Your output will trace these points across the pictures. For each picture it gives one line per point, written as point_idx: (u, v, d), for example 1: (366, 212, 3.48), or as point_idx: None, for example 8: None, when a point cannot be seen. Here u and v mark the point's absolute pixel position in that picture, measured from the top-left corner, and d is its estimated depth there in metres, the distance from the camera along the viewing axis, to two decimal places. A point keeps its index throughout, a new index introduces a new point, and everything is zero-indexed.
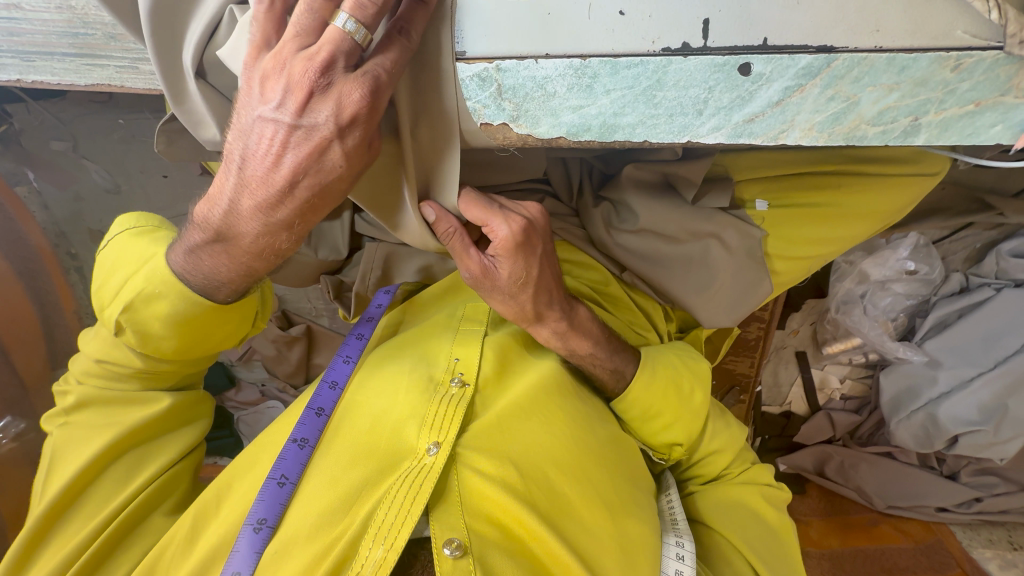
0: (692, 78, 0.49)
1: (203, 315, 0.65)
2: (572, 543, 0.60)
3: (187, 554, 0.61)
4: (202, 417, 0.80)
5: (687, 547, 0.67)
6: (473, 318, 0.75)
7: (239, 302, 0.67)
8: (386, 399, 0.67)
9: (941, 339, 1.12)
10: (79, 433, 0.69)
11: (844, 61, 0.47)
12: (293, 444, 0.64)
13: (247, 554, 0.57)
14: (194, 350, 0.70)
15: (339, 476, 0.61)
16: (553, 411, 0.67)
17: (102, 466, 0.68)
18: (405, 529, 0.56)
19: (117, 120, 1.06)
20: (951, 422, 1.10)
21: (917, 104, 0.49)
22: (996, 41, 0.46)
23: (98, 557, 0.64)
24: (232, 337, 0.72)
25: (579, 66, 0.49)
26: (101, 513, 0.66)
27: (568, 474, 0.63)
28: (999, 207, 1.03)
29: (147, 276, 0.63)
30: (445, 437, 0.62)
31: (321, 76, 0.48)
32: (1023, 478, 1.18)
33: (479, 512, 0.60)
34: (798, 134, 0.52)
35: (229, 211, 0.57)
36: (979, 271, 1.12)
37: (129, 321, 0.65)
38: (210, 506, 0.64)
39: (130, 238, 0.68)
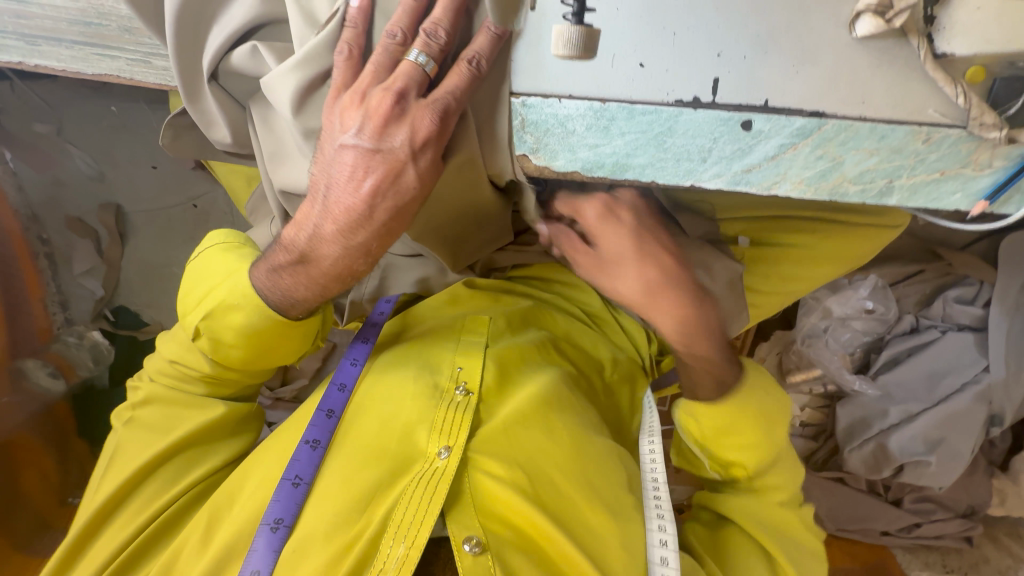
0: (700, 129, 0.53)
1: (270, 329, 0.70)
2: (582, 543, 0.63)
3: (206, 547, 0.64)
4: (251, 429, 0.81)
5: (669, 532, 0.68)
6: (474, 329, 0.80)
7: (307, 319, 0.71)
8: (393, 404, 0.70)
9: (892, 374, 1.21)
10: (142, 430, 0.73)
11: (833, 125, 0.52)
12: (306, 445, 0.68)
13: (265, 553, 0.61)
14: (256, 362, 0.74)
15: (352, 477, 0.64)
16: (553, 419, 0.71)
17: (155, 466, 0.71)
18: (423, 529, 0.60)
19: (109, 108, 1.09)
20: (900, 453, 1.17)
21: (892, 168, 0.56)
22: (959, 122, 0.52)
23: (137, 555, 0.66)
24: (292, 354, 0.75)
25: (599, 109, 0.53)
26: (146, 513, 0.68)
27: (572, 476, 0.67)
28: (948, 258, 1.19)
29: (230, 288, 0.69)
30: (454, 441, 0.66)
31: (396, 104, 0.56)
32: (957, 506, 1.28)
33: (491, 513, 0.64)
34: (789, 186, 0.57)
35: (317, 237, 0.64)
36: (928, 313, 1.22)
37: (207, 328, 0.71)
38: (224, 507, 0.67)
39: (214, 253, 0.75)
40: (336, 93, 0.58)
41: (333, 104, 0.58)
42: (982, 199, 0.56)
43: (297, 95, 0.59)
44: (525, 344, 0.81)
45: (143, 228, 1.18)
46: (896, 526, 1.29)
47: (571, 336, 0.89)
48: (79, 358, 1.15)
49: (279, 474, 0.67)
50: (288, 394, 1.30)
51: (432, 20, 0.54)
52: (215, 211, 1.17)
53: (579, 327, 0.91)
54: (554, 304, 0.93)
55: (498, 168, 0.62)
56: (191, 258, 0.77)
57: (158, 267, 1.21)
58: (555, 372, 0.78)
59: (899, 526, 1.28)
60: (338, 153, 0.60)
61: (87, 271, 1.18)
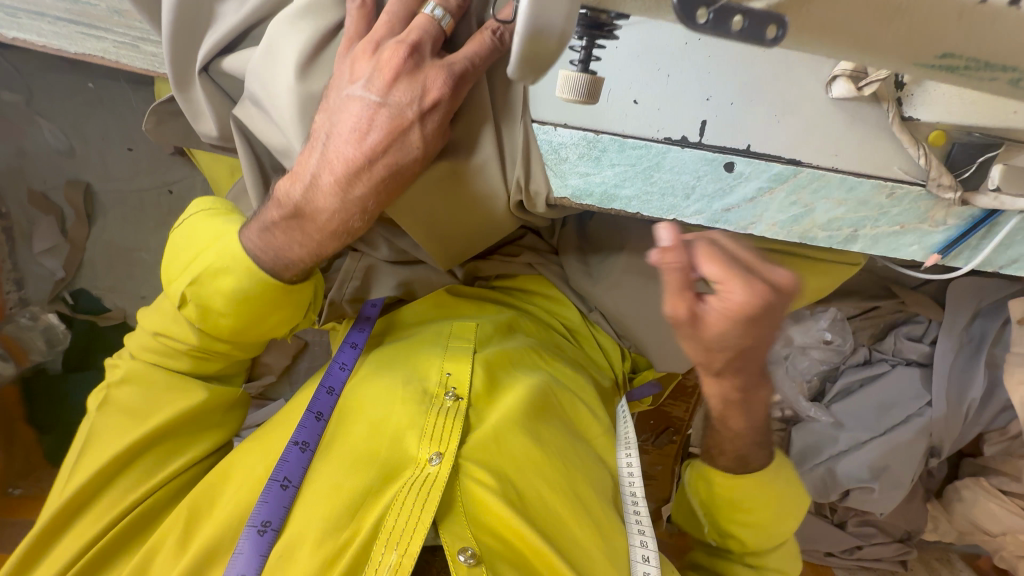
0: (686, 166, 0.56)
1: (257, 294, 0.65)
2: (569, 556, 0.65)
3: (182, 555, 0.62)
4: (227, 423, 0.78)
5: (651, 548, 0.71)
6: (461, 336, 0.81)
7: (301, 285, 0.68)
8: (383, 409, 0.71)
9: (845, 404, 1.28)
10: (116, 417, 0.69)
11: (808, 173, 0.56)
12: (294, 447, 0.69)
13: (252, 556, 0.60)
14: (245, 333, 0.69)
15: (342, 482, 0.64)
16: (541, 428, 0.73)
17: (126, 460, 0.68)
18: (416, 536, 0.60)
19: (86, 83, 1.05)
20: (846, 478, 1.24)
21: (858, 219, 0.59)
22: (920, 180, 0.56)
23: (103, 555, 0.63)
24: (283, 325, 0.70)
25: (591, 139, 0.55)
26: (114, 509, 0.65)
27: (558, 487, 0.69)
28: (901, 296, 1.24)
29: (219, 252, 0.64)
30: (446, 448, 0.67)
31: (410, 58, 0.56)
32: (894, 530, 1.35)
33: (483, 523, 0.64)
34: (763, 227, 0.60)
35: (313, 193, 0.61)
36: (880, 347, 1.30)
37: (194, 294, 0.66)
38: (201, 506, 0.66)
39: (203, 220, 0.69)
40: (348, 45, 0.59)
41: (344, 58, 0.58)
42: (937, 251, 0.61)
43: (304, 53, 0.59)
44: (512, 350, 0.83)
45: (112, 209, 1.13)
46: (840, 548, 1.36)
47: (552, 345, 0.92)
48: (31, 340, 1.11)
49: (266, 475, 0.67)
50: (255, 390, 1.28)
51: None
52: (191, 198, 1.14)
53: (557, 338, 0.94)
54: (535, 316, 0.95)
55: (504, 139, 0.63)
56: (175, 226, 0.72)
57: (125, 250, 1.16)
58: (540, 377, 0.80)
59: (843, 548, 1.35)
60: (344, 102, 0.58)
61: (48, 250, 1.13)
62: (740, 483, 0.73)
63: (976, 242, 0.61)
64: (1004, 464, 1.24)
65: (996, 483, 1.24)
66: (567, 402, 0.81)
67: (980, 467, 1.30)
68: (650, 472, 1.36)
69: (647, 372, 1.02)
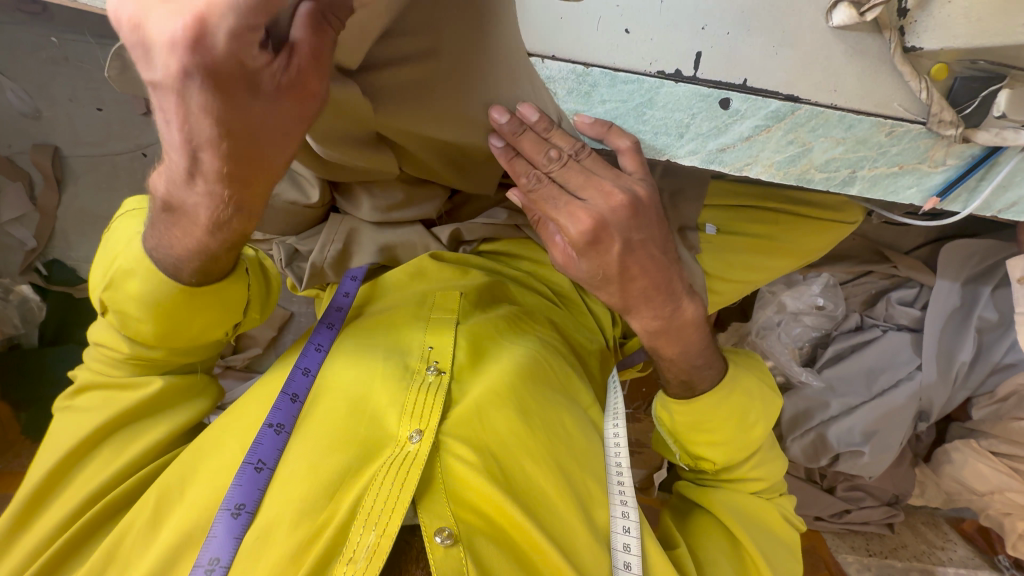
0: (679, 103, 0.54)
1: (175, 300, 0.61)
2: (549, 530, 0.64)
3: (155, 533, 0.60)
4: (202, 394, 0.74)
5: (633, 518, 0.69)
6: (445, 306, 0.79)
7: (219, 283, 0.62)
8: (362, 385, 0.69)
9: (836, 369, 1.27)
10: (81, 412, 0.68)
11: (806, 111, 0.54)
12: (269, 429, 0.65)
13: (225, 540, 0.57)
14: (172, 337, 0.65)
15: (320, 461, 0.62)
16: (526, 401, 0.71)
17: (95, 443, 0.66)
18: (395, 516, 0.58)
19: (49, 37, 0.98)
20: (837, 443, 1.23)
21: (857, 158, 0.57)
22: (921, 118, 0.54)
23: (91, 527, 0.62)
24: (214, 326, 0.66)
25: (581, 73, 0.53)
26: (84, 492, 0.63)
27: (541, 461, 0.67)
28: (894, 259, 1.24)
29: (128, 252, 0.61)
30: (426, 425, 0.65)
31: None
32: (883, 493, 1.36)
33: (464, 501, 0.63)
34: (759, 169, 0.58)
35: (182, 189, 0.48)
36: (872, 313, 1.30)
37: (112, 300, 0.62)
38: (174, 491, 0.62)
39: (125, 224, 0.65)
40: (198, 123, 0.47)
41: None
42: (934, 195, 0.60)
43: None
44: (495, 321, 0.81)
45: (83, 175, 1.09)
46: (829, 512, 1.36)
47: (537, 310, 0.89)
48: (7, 316, 1.09)
49: (239, 459, 0.63)
50: (240, 362, 1.27)
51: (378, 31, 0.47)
52: None
53: (547, 306, 0.91)
54: (524, 285, 0.92)
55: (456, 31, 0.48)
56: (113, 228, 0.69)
57: (99, 218, 1.12)
58: (524, 348, 0.78)
59: (831, 512, 1.36)
60: None
61: (16, 219, 1.08)
62: (696, 407, 0.71)
63: (975, 184, 0.59)
64: (995, 427, 1.24)
65: (986, 445, 1.25)
66: (554, 373, 0.78)
67: (968, 430, 1.31)
68: (642, 440, 1.35)
69: None
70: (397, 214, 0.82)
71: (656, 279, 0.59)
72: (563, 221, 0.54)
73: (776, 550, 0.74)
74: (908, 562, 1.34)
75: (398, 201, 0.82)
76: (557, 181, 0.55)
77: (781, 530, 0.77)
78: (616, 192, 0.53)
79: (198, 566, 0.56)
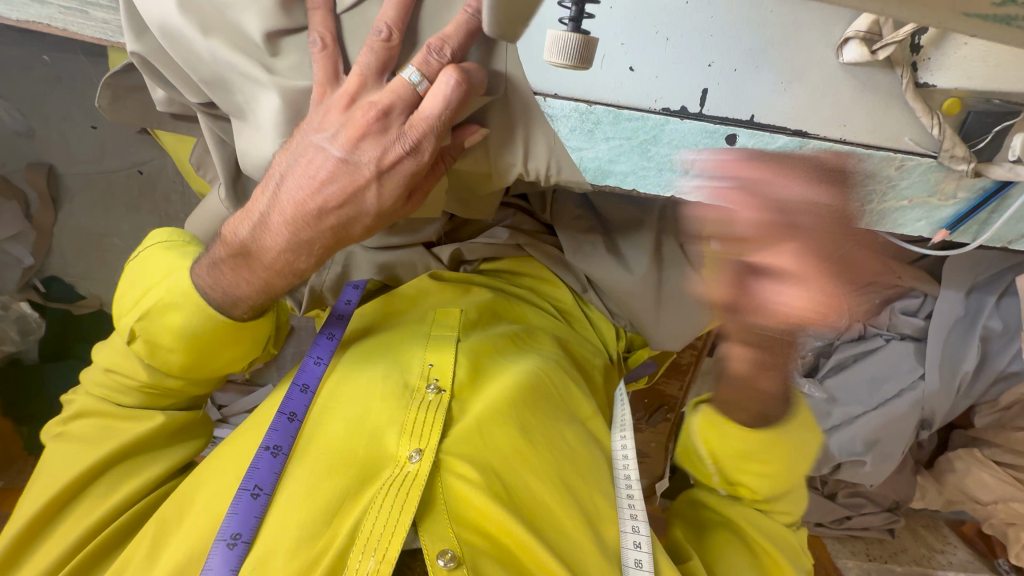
0: (684, 139, 0.53)
1: (210, 333, 0.61)
2: (557, 550, 0.61)
3: (152, 566, 0.59)
4: (198, 435, 0.75)
5: (643, 533, 0.68)
6: (446, 324, 0.78)
7: (255, 319, 0.63)
8: (361, 405, 0.67)
9: (837, 378, 1.27)
10: (75, 444, 0.66)
11: (814, 146, 0.52)
12: (266, 453, 0.64)
13: (221, 571, 0.55)
14: (198, 370, 0.64)
15: (318, 485, 0.60)
16: (528, 417, 0.70)
17: (92, 476, 0.64)
18: (394, 540, 0.56)
19: (41, 55, 0.96)
20: (839, 453, 1.23)
21: (865, 192, 0.56)
22: (932, 152, 0.53)
23: (88, 563, 0.60)
24: (238, 361, 0.66)
25: (584, 111, 0.52)
26: (82, 525, 0.61)
27: (545, 481, 0.65)
28: (898, 270, 1.22)
29: (169, 286, 0.60)
30: (426, 444, 0.63)
31: (380, 121, 0.50)
32: (884, 500, 1.36)
33: (467, 522, 0.61)
34: None
35: (261, 230, 0.55)
36: (876, 322, 1.28)
37: (142, 329, 0.61)
38: (171, 521, 0.62)
39: (156, 252, 0.65)
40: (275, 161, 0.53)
41: (316, 105, 0.50)
42: (944, 226, 0.59)
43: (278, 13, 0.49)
44: (497, 338, 0.80)
45: (79, 193, 1.08)
46: (830, 518, 1.37)
47: (537, 324, 0.88)
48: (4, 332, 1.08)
49: (236, 485, 0.62)
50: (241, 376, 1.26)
51: (440, 36, 0.47)
52: (163, 179, 1.09)
53: (550, 321, 0.90)
54: (525, 300, 0.92)
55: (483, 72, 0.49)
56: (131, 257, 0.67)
57: (97, 236, 1.11)
58: (525, 364, 0.77)
59: (832, 518, 1.36)
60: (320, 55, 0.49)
61: (12, 237, 1.05)
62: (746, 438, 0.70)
63: (985, 217, 0.58)
64: (997, 436, 1.24)
65: (989, 453, 1.25)
66: (557, 389, 0.77)
67: (970, 438, 1.31)
68: (644, 450, 1.35)
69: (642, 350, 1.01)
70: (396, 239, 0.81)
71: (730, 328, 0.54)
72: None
73: None
74: (908, 566, 1.36)
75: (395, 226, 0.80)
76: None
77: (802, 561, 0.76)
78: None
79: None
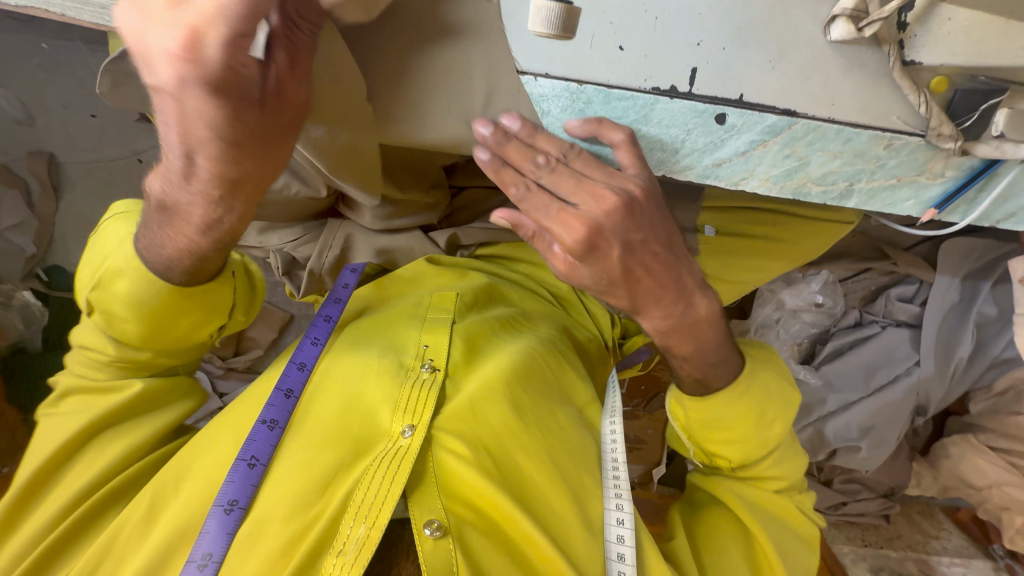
0: (675, 119, 0.53)
1: (159, 302, 0.61)
2: (544, 524, 0.63)
3: (150, 530, 0.59)
4: (189, 397, 0.74)
5: (626, 509, 0.68)
6: (440, 307, 0.79)
7: (208, 285, 0.63)
8: (357, 383, 0.69)
9: (833, 365, 1.27)
10: (63, 416, 0.66)
11: (803, 125, 0.53)
12: (262, 425, 0.65)
13: (218, 536, 0.57)
14: (159, 340, 0.65)
15: (312, 458, 0.62)
16: (520, 396, 0.71)
17: (87, 438, 0.65)
18: (385, 509, 0.57)
19: (40, 45, 0.99)
20: (834, 437, 1.24)
21: (853, 172, 0.57)
22: (920, 130, 0.53)
23: (93, 513, 0.61)
24: (200, 327, 0.66)
25: (575, 91, 0.52)
26: (70, 494, 0.61)
27: (534, 456, 0.67)
28: (894, 257, 1.23)
29: (116, 255, 0.61)
30: (418, 421, 0.65)
31: (224, 53, 0.39)
32: (879, 486, 1.38)
33: (456, 495, 0.62)
34: (756, 182, 0.58)
35: (169, 184, 0.51)
36: (871, 309, 1.29)
37: (98, 300, 0.62)
38: (169, 486, 0.62)
39: (116, 224, 0.65)
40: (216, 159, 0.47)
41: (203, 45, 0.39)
42: (932, 206, 0.60)
43: None
44: (492, 321, 0.81)
45: (80, 182, 1.09)
46: (826, 505, 1.38)
47: (530, 308, 0.89)
48: (8, 322, 1.08)
49: (234, 454, 0.63)
50: (241, 364, 1.28)
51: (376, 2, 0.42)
52: None
53: (546, 308, 0.91)
54: (520, 287, 0.92)
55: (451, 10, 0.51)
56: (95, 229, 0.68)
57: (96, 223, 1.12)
58: (518, 346, 0.78)
59: (828, 504, 1.37)
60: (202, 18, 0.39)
61: (16, 225, 1.08)
62: (709, 404, 0.73)
63: (974, 196, 0.59)
64: (992, 420, 1.25)
65: (985, 439, 1.26)
66: (549, 370, 0.78)
67: (965, 424, 1.32)
68: (641, 437, 1.36)
69: (637, 337, 1.01)
70: (397, 220, 0.82)
71: (662, 279, 0.60)
72: (556, 229, 0.53)
73: (791, 550, 0.73)
74: (902, 552, 1.37)
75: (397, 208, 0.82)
76: (546, 189, 0.54)
77: (802, 524, 0.77)
78: (608, 193, 0.52)
79: (190, 562, 0.55)
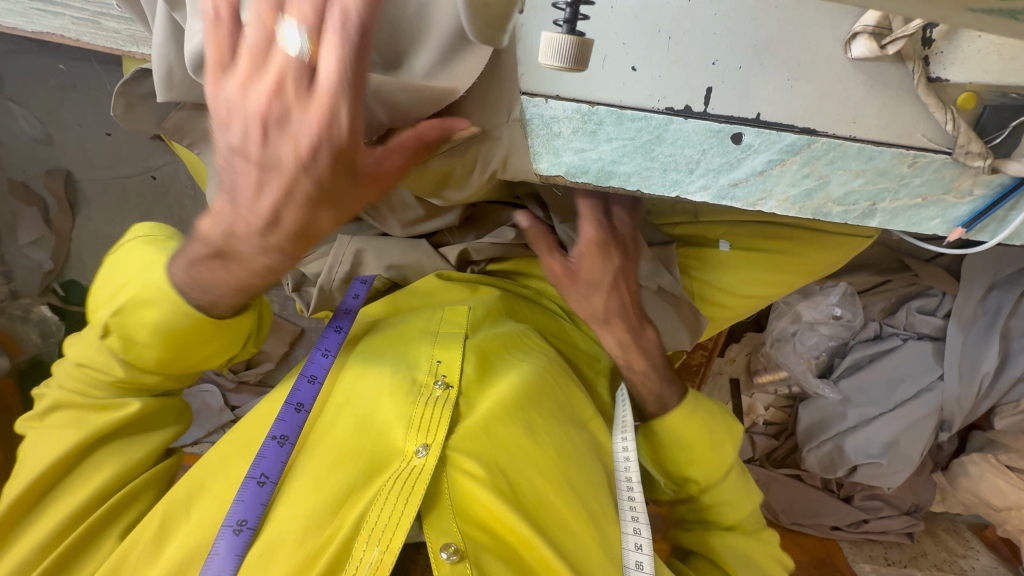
0: (690, 139, 0.52)
1: (188, 327, 0.60)
2: (562, 549, 0.61)
3: (159, 554, 0.58)
4: (182, 419, 0.75)
5: (644, 535, 0.68)
6: (452, 322, 0.78)
7: (237, 317, 0.63)
8: (370, 400, 0.68)
9: (853, 379, 1.24)
10: (49, 432, 0.64)
11: (822, 144, 0.51)
12: (273, 441, 0.65)
13: (226, 557, 0.56)
14: (174, 364, 0.64)
15: (326, 478, 0.61)
16: (533, 415, 0.70)
17: (80, 457, 0.64)
18: (399, 532, 0.56)
19: (57, 65, 1.00)
20: (855, 453, 1.21)
21: (876, 191, 0.55)
22: (946, 148, 0.51)
23: (85, 536, 0.60)
24: (215, 357, 0.66)
25: (586, 112, 0.51)
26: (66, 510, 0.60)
27: (550, 477, 0.65)
28: (915, 268, 1.20)
29: (143, 283, 0.60)
30: (433, 439, 0.64)
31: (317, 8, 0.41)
32: (902, 503, 1.33)
33: (469, 516, 0.61)
34: (774, 203, 0.56)
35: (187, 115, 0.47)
36: (891, 321, 1.25)
37: (117, 325, 0.61)
38: (180, 508, 0.61)
39: (135, 248, 0.65)
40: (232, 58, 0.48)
41: None
42: (961, 225, 0.57)
43: None
44: (503, 338, 0.80)
45: (96, 198, 1.10)
46: (846, 522, 1.33)
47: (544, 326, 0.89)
48: (26, 335, 1.14)
49: (244, 473, 0.63)
50: (254, 377, 1.28)
51: None
52: (176, 184, 1.10)
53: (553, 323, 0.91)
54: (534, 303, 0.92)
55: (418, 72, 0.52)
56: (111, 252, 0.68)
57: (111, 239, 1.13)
58: (530, 363, 0.77)
59: (848, 522, 1.33)
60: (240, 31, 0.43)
61: (34, 242, 1.11)
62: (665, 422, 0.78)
63: (1004, 214, 0.56)
64: (1017, 439, 1.20)
65: (1005, 459, 1.22)
66: (562, 393, 0.77)
67: (988, 440, 1.26)
68: None
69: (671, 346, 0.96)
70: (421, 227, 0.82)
71: None
72: None
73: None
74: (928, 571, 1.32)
75: (421, 216, 0.81)
76: None
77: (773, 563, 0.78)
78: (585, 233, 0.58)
79: None
